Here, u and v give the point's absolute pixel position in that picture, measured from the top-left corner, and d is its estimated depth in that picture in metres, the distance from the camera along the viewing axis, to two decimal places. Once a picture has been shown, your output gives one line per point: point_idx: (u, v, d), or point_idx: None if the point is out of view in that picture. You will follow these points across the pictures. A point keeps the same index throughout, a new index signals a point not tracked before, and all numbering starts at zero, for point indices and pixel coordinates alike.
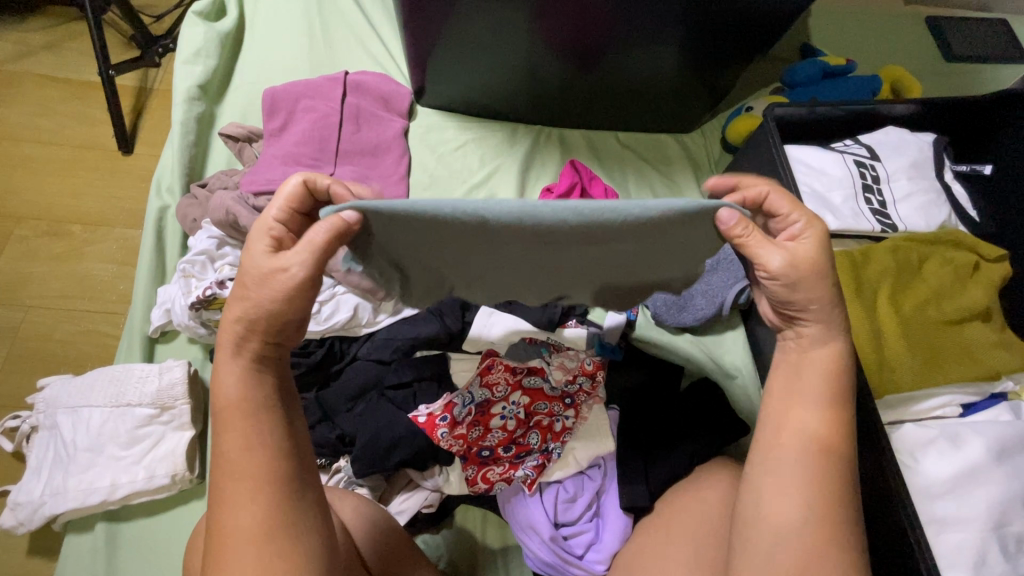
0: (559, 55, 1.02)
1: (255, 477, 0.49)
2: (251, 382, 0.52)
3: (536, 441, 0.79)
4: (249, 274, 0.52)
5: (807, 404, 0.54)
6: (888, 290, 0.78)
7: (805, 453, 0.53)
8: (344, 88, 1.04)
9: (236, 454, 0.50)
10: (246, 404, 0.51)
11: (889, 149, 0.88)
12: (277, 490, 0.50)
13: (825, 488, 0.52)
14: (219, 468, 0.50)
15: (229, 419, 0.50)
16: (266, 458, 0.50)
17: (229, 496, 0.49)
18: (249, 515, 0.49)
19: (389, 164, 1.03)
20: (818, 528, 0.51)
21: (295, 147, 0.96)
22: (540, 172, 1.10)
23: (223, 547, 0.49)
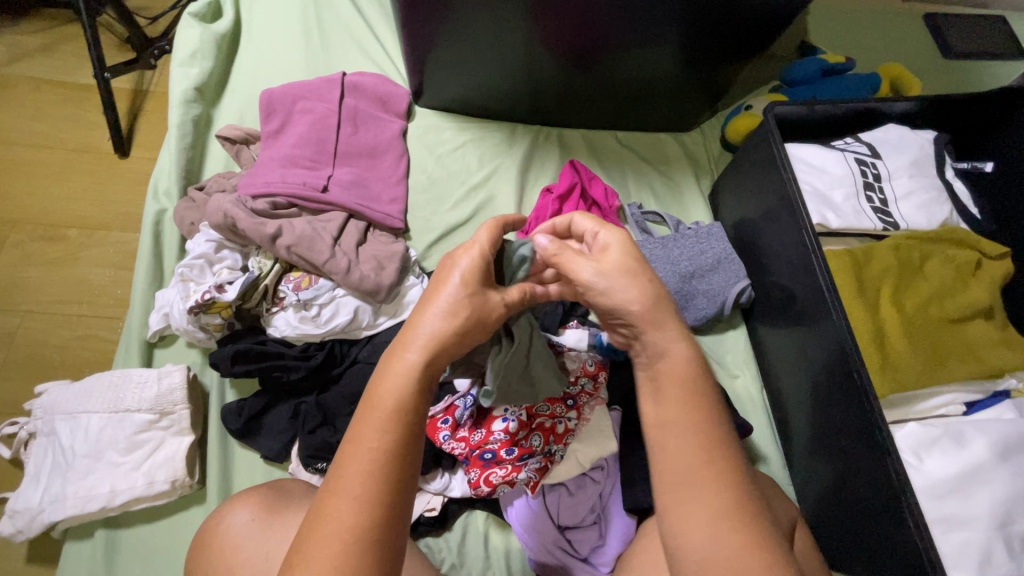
0: (558, 55, 1.01)
1: (366, 504, 0.45)
2: (407, 396, 0.49)
3: (539, 443, 0.77)
4: (445, 290, 0.53)
5: (684, 425, 0.51)
6: (891, 289, 0.78)
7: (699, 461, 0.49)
8: (342, 90, 1.04)
9: (360, 467, 0.46)
10: (405, 409, 0.48)
11: (891, 147, 0.87)
12: (372, 530, 0.44)
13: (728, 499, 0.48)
14: (347, 454, 0.47)
15: (377, 424, 0.47)
16: (385, 491, 0.46)
17: (337, 504, 0.45)
18: (347, 538, 0.43)
19: (388, 165, 1.03)
20: (733, 540, 0.46)
21: (293, 149, 0.96)
22: (539, 172, 1.09)
23: (306, 551, 0.43)
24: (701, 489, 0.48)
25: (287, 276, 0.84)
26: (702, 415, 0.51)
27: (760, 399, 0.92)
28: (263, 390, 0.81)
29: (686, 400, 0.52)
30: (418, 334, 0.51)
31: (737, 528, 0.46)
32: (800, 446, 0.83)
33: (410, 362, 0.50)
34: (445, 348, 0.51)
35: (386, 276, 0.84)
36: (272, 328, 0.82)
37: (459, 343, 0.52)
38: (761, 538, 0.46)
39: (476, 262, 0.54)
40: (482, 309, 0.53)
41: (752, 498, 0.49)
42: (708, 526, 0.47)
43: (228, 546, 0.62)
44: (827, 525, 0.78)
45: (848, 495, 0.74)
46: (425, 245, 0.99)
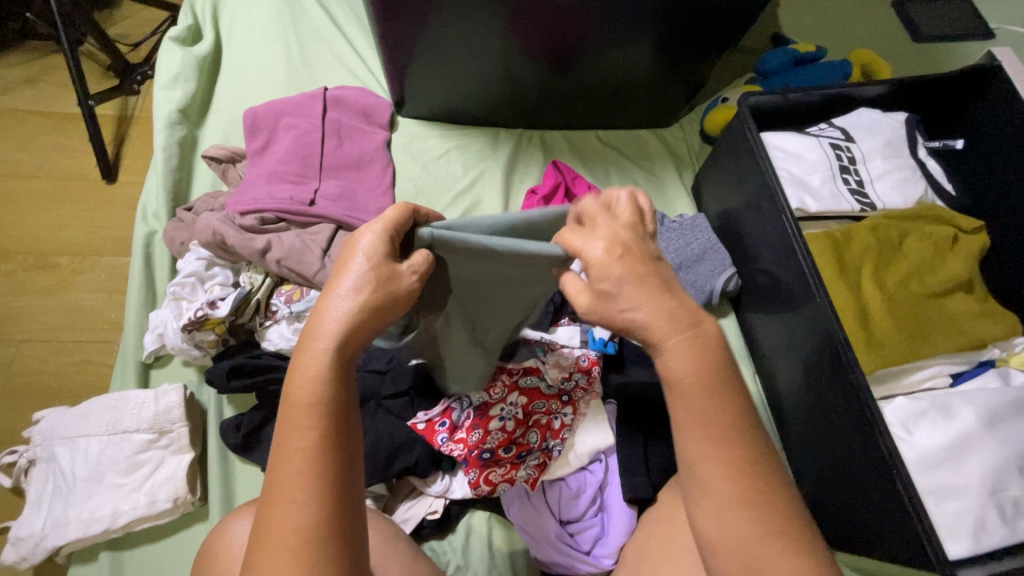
0: (536, 58, 1.03)
1: (309, 506, 0.45)
2: (322, 389, 0.47)
3: (536, 440, 0.78)
4: (343, 275, 0.49)
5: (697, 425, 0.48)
6: (872, 268, 0.79)
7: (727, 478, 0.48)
8: (325, 104, 1.05)
9: (292, 471, 0.46)
10: (328, 404, 0.47)
11: (864, 130, 0.89)
12: (317, 529, 0.45)
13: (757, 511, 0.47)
14: (278, 463, 0.46)
15: (299, 426, 0.47)
16: (324, 489, 0.46)
17: (279, 510, 0.45)
18: (295, 540, 0.44)
19: (374, 176, 1.05)
20: (746, 531, 0.47)
21: (279, 165, 0.98)
22: (524, 174, 1.11)
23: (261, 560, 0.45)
24: (716, 483, 0.48)
25: (278, 290, 0.85)
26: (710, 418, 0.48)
27: (752, 384, 0.93)
28: (261, 404, 0.82)
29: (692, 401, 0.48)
30: (321, 324, 0.48)
31: (749, 519, 0.47)
32: (795, 428, 0.84)
33: (317, 355, 0.47)
34: (353, 332, 0.49)
35: None
36: (267, 342, 0.83)
37: (366, 323, 0.49)
38: (777, 527, 0.47)
39: (377, 232, 0.51)
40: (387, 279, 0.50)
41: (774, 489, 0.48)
42: (727, 521, 0.48)
43: (232, 558, 0.62)
44: (824, 503, 0.79)
45: (842, 472, 0.75)
46: None
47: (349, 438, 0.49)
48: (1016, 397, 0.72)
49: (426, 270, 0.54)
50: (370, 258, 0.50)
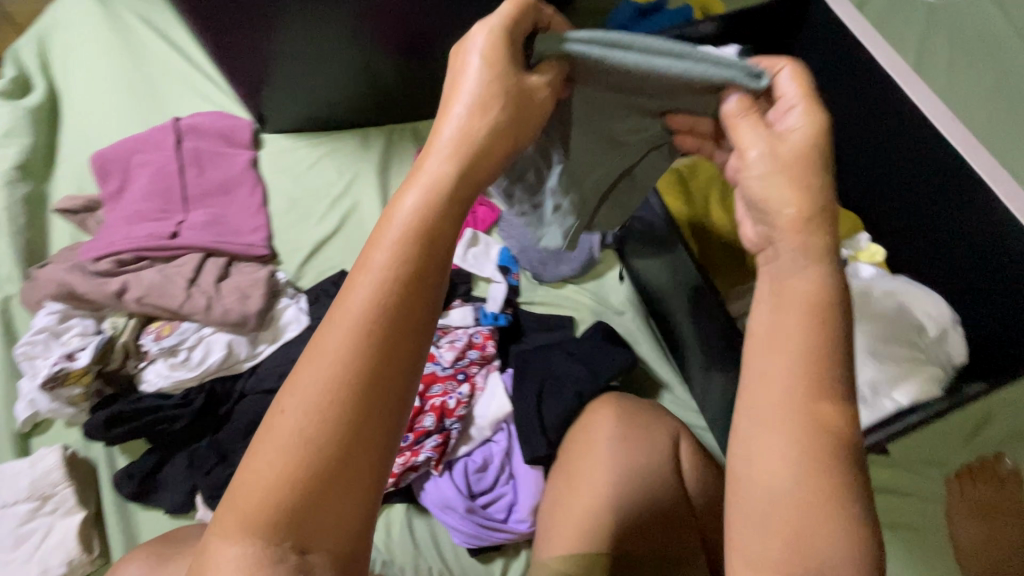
0: (386, 54, 1.04)
1: (366, 345, 0.40)
2: (426, 221, 0.43)
3: (432, 423, 0.80)
4: (461, 82, 0.47)
5: (787, 352, 0.44)
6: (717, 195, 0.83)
7: (800, 398, 0.43)
8: (177, 135, 1.03)
9: (370, 294, 0.41)
10: (421, 232, 0.43)
11: None
12: (362, 378, 0.40)
13: (816, 449, 0.43)
14: (347, 285, 0.42)
15: (384, 245, 0.42)
16: (386, 337, 0.41)
17: (335, 333, 0.41)
18: (338, 368, 0.40)
19: (244, 198, 1.03)
20: (797, 452, 0.43)
21: (140, 205, 0.95)
22: (399, 168, 1.11)
23: (301, 380, 0.40)
24: (776, 390, 0.44)
25: (145, 329, 0.83)
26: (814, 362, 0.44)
27: (646, 327, 0.99)
28: (153, 447, 0.80)
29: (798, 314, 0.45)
30: (440, 138, 0.46)
31: (794, 445, 0.43)
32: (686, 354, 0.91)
33: (439, 167, 0.45)
34: (473, 153, 0.46)
35: (252, 304, 0.85)
36: (144, 384, 0.80)
37: (482, 153, 0.46)
38: (826, 461, 0.43)
39: (495, 33, 0.48)
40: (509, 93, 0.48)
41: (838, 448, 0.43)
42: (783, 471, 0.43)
43: None
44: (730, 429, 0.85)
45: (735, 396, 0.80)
46: (296, 265, 0.99)
47: (428, 294, 0.43)
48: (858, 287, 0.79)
49: (553, 94, 0.52)
50: (490, 62, 0.47)
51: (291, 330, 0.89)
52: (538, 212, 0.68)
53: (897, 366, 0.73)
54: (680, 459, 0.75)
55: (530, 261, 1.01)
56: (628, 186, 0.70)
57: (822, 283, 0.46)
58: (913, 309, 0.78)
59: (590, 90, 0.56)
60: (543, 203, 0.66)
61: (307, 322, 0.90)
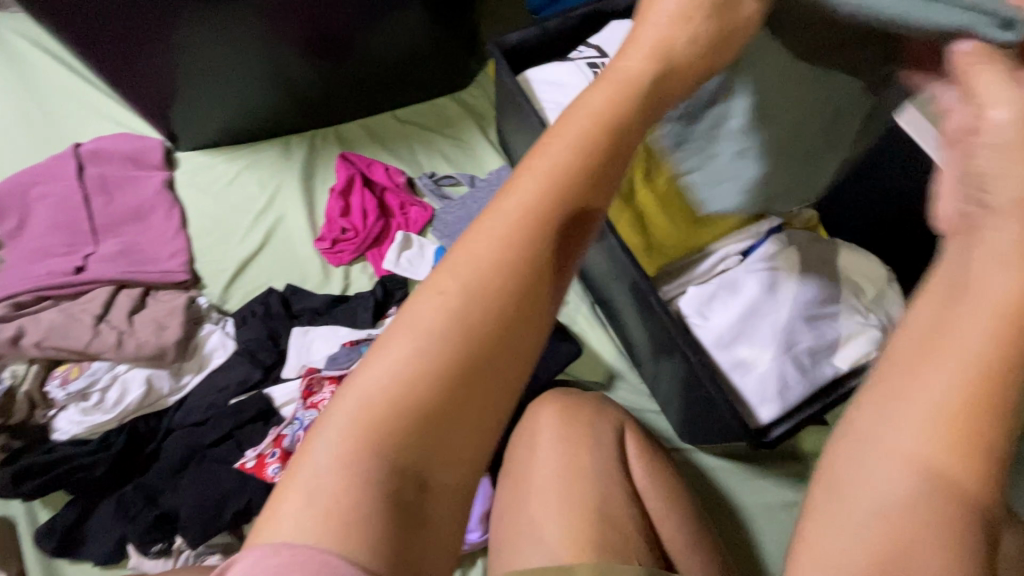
0: (295, 56, 0.99)
1: (460, 318, 0.36)
2: (557, 194, 0.37)
3: None
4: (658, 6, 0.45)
5: (975, 324, 0.33)
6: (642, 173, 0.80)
7: (956, 402, 0.32)
8: (79, 162, 0.97)
9: (483, 260, 0.37)
10: (568, 173, 0.38)
11: (615, 42, 0.90)
12: (455, 356, 0.35)
13: (957, 475, 0.32)
14: (495, 206, 0.39)
15: (535, 171, 0.38)
16: (490, 316, 0.36)
17: (468, 255, 0.37)
18: (461, 296, 0.36)
19: (159, 222, 0.97)
20: (936, 462, 0.32)
21: (44, 240, 0.90)
22: (325, 175, 1.06)
23: (422, 298, 0.37)
24: (929, 378, 0.33)
25: (51, 375, 0.78)
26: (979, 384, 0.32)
27: (593, 314, 0.96)
28: (76, 497, 0.76)
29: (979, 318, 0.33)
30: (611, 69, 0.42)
31: (930, 453, 0.32)
32: (634, 339, 0.88)
33: (581, 127, 0.39)
34: (639, 96, 0.41)
35: (168, 334, 0.80)
36: (57, 433, 0.76)
37: (615, 129, 0.40)
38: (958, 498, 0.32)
39: None
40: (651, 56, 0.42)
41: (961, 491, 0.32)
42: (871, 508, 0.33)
43: None
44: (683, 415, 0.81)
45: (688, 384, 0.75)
46: (221, 288, 0.94)
47: (551, 257, 0.38)
48: (780, 250, 0.76)
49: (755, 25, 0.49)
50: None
51: (217, 357, 0.85)
52: (710, 160, 0.68)
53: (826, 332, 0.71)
54: (625, 450, 0.72)
55: None
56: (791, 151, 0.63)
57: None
58: (845, 270, 0.75)
59: (810, 19, 0.53)
60: (718, 150, 0.67)
61: (232, 347, 0.87)
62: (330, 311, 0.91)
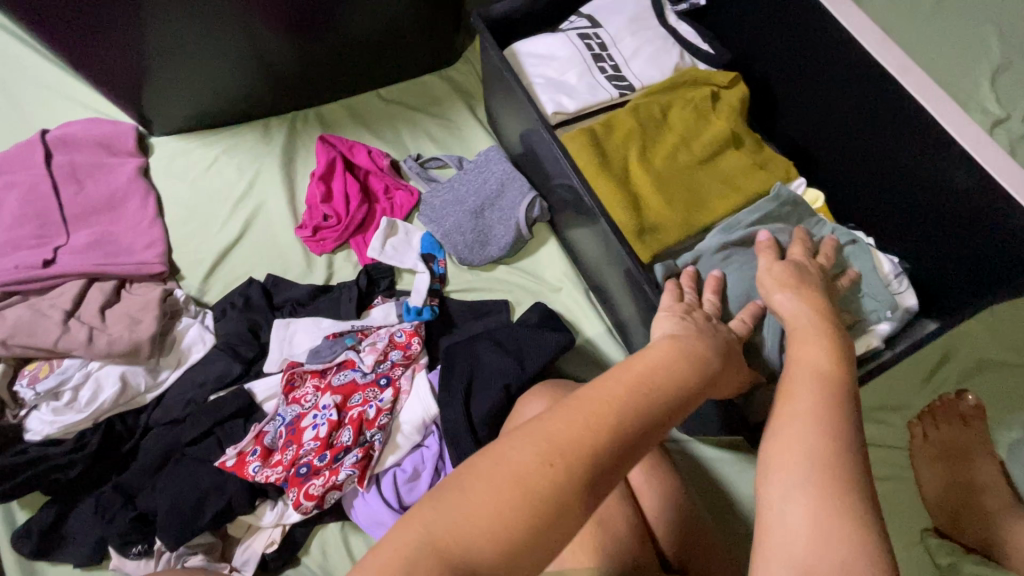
0: (273, 34, 0.94)
1: (559, 472, 0.37)
2: (655, 401, 0.41)
3: (349, 437, 0.72)
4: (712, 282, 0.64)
5: (815, 341, 0.48)
6: (636, 151, 0.75)
7: (816, 409, 0.42)
8: (46, 149, 0.92)
9: (582, 421, 0.39)
10: (679, 380, 0.43)
11: (608, 12, 0.85)
12: (548, 506, 0.36)
13: (832, 487, 0.38)
14: (623, 376, 0.42)
15: (657, 360, 0.44)
16: (584, 471, 0.37)
17: (585, 415, 0.39)
18: (565, 452, 0.37)
19: (134, 211, 0.93)
20: (809, 466, 0.39)
21: (11, 233, 0.86)
22: (306, 160, 1.01)
23: (530, 438, 0.38)
24: (806, 393, 0.43)
25: (21, 373, 0.75)
26: (830, 391, 0.43)
27: (587, 301, 0.92)
28: (53, 498, 0.74)
29: (818, 343, 0.47)
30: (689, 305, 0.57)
31: (803, 469, 0.39)
32: (631, 333, 0.84)
33: (668, 358, 0.45)
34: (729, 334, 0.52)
35: (143, 330, 0.77)
36: (28, 433, 0.73)
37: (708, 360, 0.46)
38: (833, 502, 0.37)
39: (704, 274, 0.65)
40: (700, 328, 0.52)
41: (861, 507, 0.37)
42: (796, 515, 0.37)
43: None
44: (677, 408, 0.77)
45: None
46: (199, 279, 0.91)
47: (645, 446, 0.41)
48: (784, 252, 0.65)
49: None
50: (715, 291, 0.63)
51: (196, 352, 0.82)
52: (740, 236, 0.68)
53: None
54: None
55: (454, 246, 0.92)
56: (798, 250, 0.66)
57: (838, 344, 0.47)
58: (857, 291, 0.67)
59: None
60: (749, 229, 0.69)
61: (213, 341, 0.83)
62: (312, 301, 0.88)
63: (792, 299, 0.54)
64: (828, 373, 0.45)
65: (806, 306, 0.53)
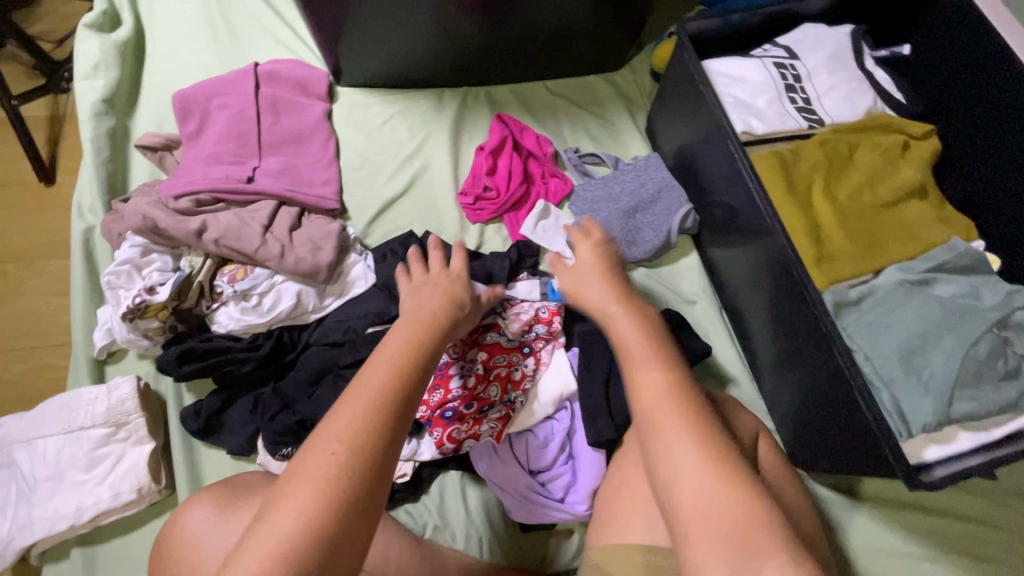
0: (469, 12, 1.00)
1: (342, 454, 0.47)
2: (402, 373, 0.53)
3: (497, 394, 0.78)
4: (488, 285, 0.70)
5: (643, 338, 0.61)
6: (823, 182, 0.77)
7: (677, 407, 0.55)
8: (256, 80, 1.02)
9: (347, 413, 0.50)
10: (397, 380, 0.53)
11: (807, 46, 0.87)
12: (369, 457, 0.48)
13: (717, 462, 0.51)
14: (342, 398, 0.51)
15: (362, 380, 0.52)
16: (384, 432, 0.49)
17: (331, 434, 0.48)
18: (337, 454, 0.47)
19: (317, 149, 1.01)
20: (696, 459, 0.52)
21: (216, 147, 0.95)
22: (472, 133, 1.08)
23: (304, 460, 0.47)
24: (659, 390, 0.56)
25: (221, 271, 0.84)
26: (668, 355, 0.60)
27: (719, 319, 0.94)
28: (221, 388, 0.81)
29: (630, 323, 0.64)
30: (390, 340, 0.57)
31: (697, 452, 0.52)
32: (765, 359, 0.87)
33: (380, 373, 0.53)
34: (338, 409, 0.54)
35: (323, 256, 0.85)
36: (216, 325, 0.82)
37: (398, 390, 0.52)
38: (720, 477, 0.50)
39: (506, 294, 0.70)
40: (417, 318, 0.60)
41: (743, 464, 0.52)
42: (689, 452, 0.52)
43: (187, 548, 0.60)
44: (799, 429, 0.81)
45: (823, 402, 0.74)
46: (364, 223, 0.98)
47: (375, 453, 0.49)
48: (958, 305, 0.68)
49: None
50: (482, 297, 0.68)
51: (358, 287, 0.88)
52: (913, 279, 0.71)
53: (991, 399, 0.63)
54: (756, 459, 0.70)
55: None
56: (970, 302, 0.69)
57: (650, 326, 0.64)
58: None
59: None
60: (927, 276, 0.72)
61: (373, 280, 0.90)
62: (464, 264, 0.93)
63: (613, 310, 0.66)
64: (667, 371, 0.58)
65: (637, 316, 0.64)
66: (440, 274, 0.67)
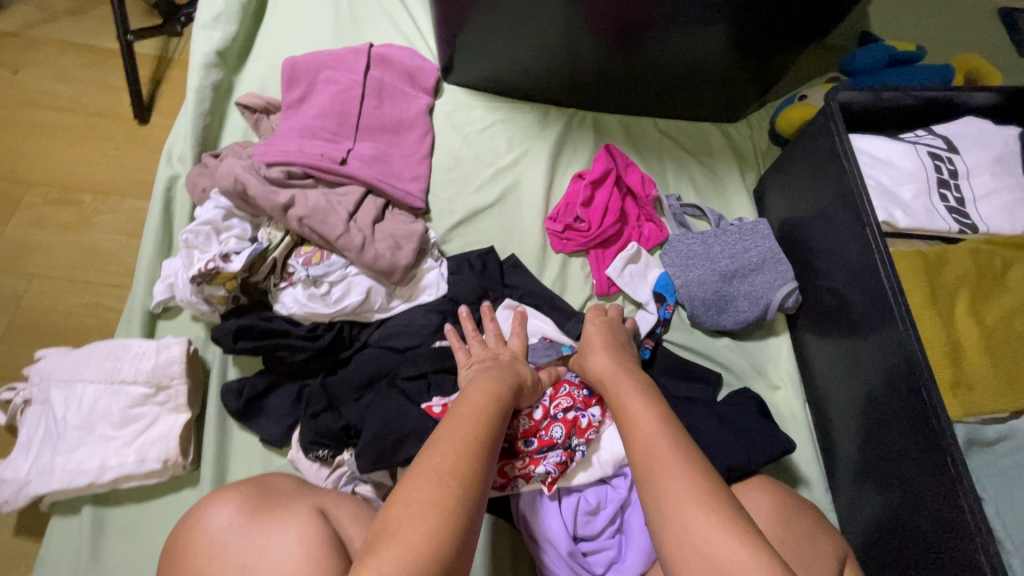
0: (598, 36, 0.95)
1: (456, 489, 0.47)
2: (487, 422, 0.56)
3: (560, 435, 0.70)
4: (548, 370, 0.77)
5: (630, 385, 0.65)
6: (968, 297, 0.70)
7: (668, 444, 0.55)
8: (368, 61, 0.99)
9: (448, 450, 0.50)
10: (478, 413, 0.57)
11: (971, 141, 0.79)
12: (474, 500, 0.48)
13: (710, 493, 0.50)
14: (441, 433, 0.53)
15: (459, 420, 0.55)
16: (480, 477, 0.49)
17: (438, 465, 0.49)
18: (450, 485, 0.47)
19: (412, 142, 0.97)
20: (686, 484, 0.51)
21: (313, 121, 0.91)
22: (572, 158, 1.02)
23: (411, 486, 0.47)
24: (649, 424, 0.58)
25: (297, 251, 0.80)
26: (658, 402, 0.62)
27: (803, 414, 0.84)
28: (268, 369, 0.77)
29: (622, 374, 0.67)
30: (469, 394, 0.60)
31: (686, 477, 0.51)
32: (841, 471, 0.78)
33: (470, 418, 0.56)
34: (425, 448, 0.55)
35: (403, 257, 0.80)
36: (279, 305, 0.78)
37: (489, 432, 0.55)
38: (706, 499, 0.50)
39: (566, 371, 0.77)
40: (483, 379, 0.64)
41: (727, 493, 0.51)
42: (678, 477, 0.52)
43: (201, 550, 0.55)
44: (871, 558, 0.70)
45: (917, 543, 0.64)
46: (445, 228, 0.93)
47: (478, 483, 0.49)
48: None
49: None
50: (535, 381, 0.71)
51: (427, 295, 0.83)
52: None
53: None
54: None
55: (692, 299, 0.88)
56: None
57: (640, 377, 0.68)
58: None
59: None
60: None
61: (444, 291, 0.84)
62: (541, 294, 0.87)
63: (608, 363, 0.70)
64: (654, 408, 0.60)
65: (618, 361, 0.70)
66: (497, 348, 0.74)
